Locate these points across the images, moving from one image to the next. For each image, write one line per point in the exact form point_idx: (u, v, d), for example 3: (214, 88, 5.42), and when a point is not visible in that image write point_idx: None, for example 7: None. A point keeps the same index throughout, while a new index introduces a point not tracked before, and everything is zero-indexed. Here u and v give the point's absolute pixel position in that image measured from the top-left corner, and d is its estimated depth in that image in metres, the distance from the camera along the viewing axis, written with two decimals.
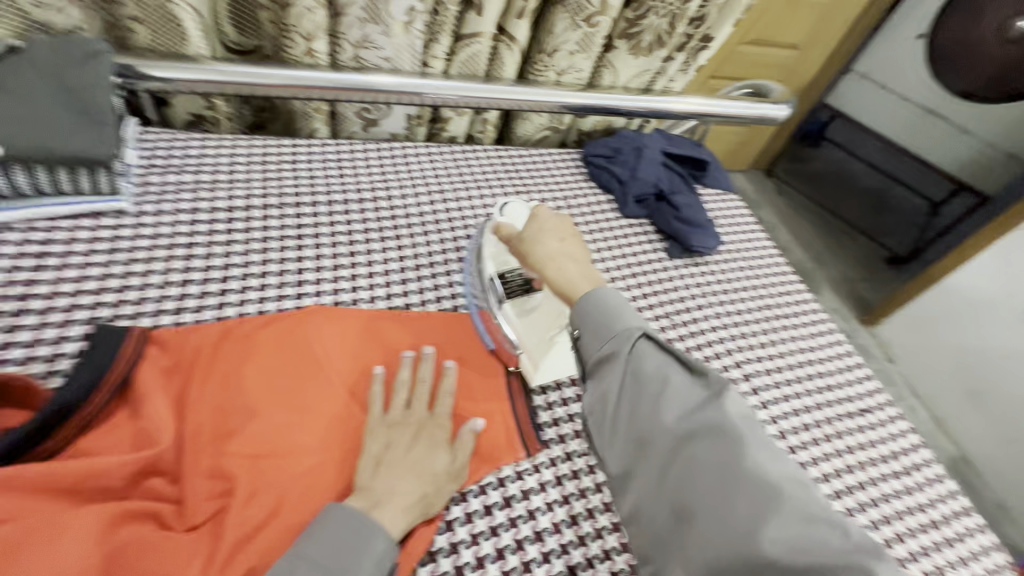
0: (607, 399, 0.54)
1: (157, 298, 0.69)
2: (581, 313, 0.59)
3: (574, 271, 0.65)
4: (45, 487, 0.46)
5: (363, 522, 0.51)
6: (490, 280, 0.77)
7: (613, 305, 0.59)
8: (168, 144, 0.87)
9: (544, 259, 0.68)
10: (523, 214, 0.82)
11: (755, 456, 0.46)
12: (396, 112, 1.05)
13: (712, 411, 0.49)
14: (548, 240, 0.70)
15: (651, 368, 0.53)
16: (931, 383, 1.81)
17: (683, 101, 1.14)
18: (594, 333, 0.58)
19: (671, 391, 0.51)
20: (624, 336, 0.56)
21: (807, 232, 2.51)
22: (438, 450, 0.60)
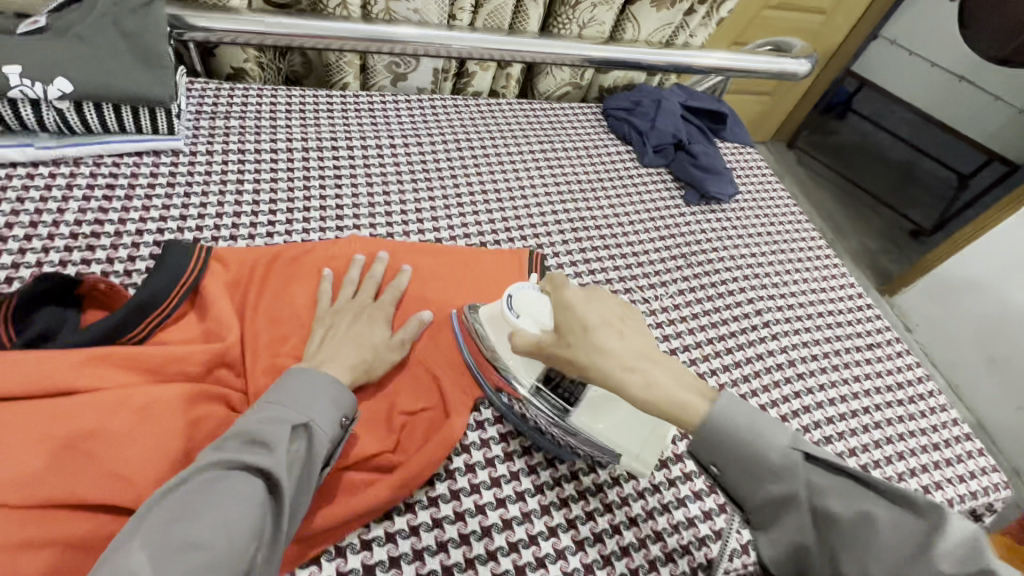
0: (773, 528, 0.49)
1: (214, 228, 0.75)
2: (714, 447, 0.50)
3: (659, 369, 0.53)
4: (136, 367, 0.53)
5: (316, 375, 0.55)
6: (536, 398, 0.61)
7: (752, 419, 0.49)
8: (215, 93, 0.93)
9: (619, 369, 0.52)
10: (536, 294, 0.62)
11: (882, 517, 0.44)
12: (423, 65, 1.09)
13: (812, 473, 0.48)
14: (604, 336, 0.54)
15: (744, 426, 0.49)
16: (948, 347, 1.81)
17: (703, 55, 1.16)
18: (732, 452, 0.50)
19: (756, 461, 0.49)
20: (783, 463, 0.48)
21: (827, 202, 2.50)
22: (379, 326, 0.65)
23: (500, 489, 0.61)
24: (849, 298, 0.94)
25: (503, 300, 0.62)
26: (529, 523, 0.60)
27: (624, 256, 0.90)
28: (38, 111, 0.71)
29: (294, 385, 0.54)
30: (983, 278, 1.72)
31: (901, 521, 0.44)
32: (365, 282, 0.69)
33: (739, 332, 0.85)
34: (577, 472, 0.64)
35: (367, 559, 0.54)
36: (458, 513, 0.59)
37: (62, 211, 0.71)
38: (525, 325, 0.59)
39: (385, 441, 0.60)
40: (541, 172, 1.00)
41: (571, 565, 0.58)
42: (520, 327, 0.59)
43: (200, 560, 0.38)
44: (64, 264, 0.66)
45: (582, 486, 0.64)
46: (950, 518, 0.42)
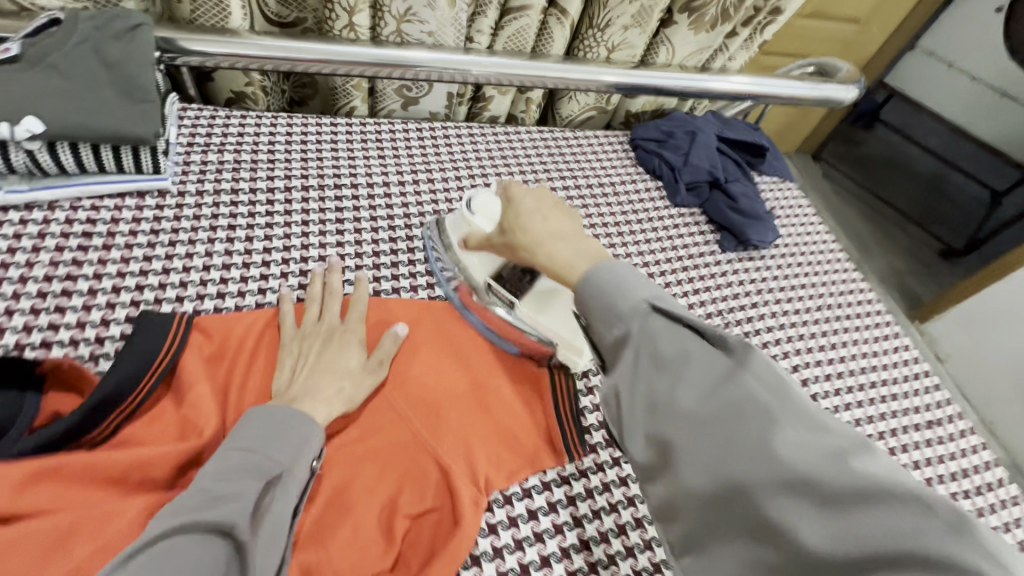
0: (634, 397, 0.44)
1: (199, 283, 0.68)
2: (585, 297, 0.48)
3: (566, 248, 0.56)
4: (93, 476, 0.46)
5: (283, 408, 0.52)
6: (487, 290, 0.70)
7: (613, 279, 0.48)
8: (207, 121, 0.85)
9: (533, 246, 0.59)
10: (492, 198, 0.72)
11: (698, 357, 0.42)
12: (436, 90, 1.01)
13: (653, 321, 0.44)
14: (529, 220, 0.62)
15: (608, 284, 0.47)
16: (981, 382, 1.69)
17: (741, 81, 1.06)
18: (593, 300, 0.48)
19: (609, 305, 0.46)
20: (630, 313, 0.45)
21: (854, 220, 2.37)
22: (351, 352, 0.62)
23: None
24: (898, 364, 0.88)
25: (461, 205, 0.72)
26: None
27: None
28: (5, 153, 0.63)
29: (257, 419, 0.50)
30: None
31: (716, 362, 0.42)
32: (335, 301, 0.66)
33: None
34: None
35: None
36: None
37: (30, 264, 0.63)
38: (478, 221, 0.70)
39: (383, 556, 0.52)
40: None
41: None
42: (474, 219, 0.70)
43: None
44: (28, 330, 0.59)
45: None
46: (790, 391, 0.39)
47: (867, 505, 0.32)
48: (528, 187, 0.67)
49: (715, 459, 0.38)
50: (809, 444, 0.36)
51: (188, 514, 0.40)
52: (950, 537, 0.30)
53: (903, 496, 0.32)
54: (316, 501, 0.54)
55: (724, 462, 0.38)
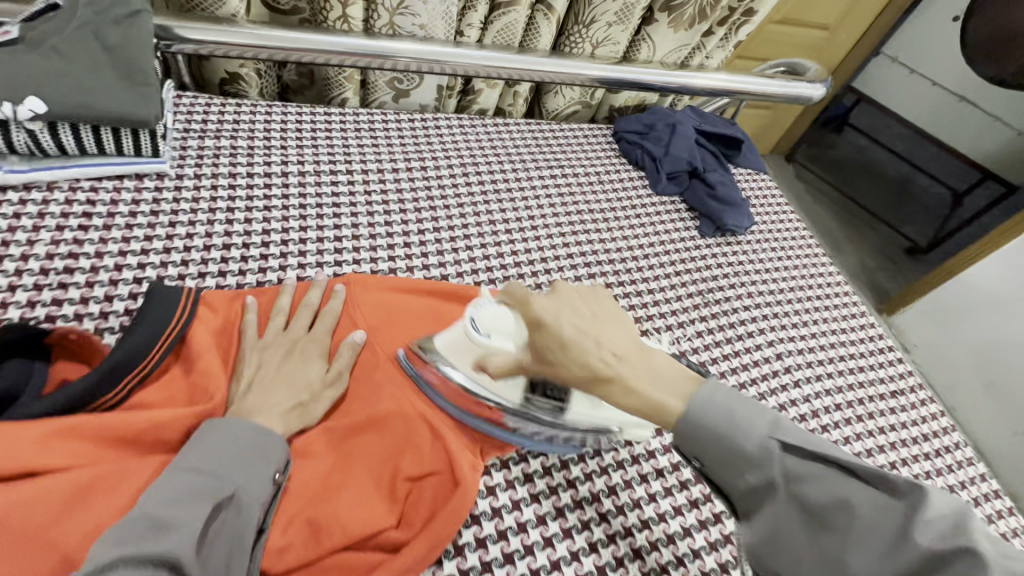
0: (752, 516, 0.44)
1: (200, 262, 0.69)
2: (695, 439, 0.46)
3: (643, 377, 0.50)
4: (107, 436, 0.47)
5: (239, 423, 0.50)
6: (530, 405, 0.59)
7: (725, 421, 0.45)
8: (204, 109, 0.86)
9: (594, 378, 0.51)
10: (498, 307, 0.61)
11: (858, 499, 0.41)
12: (426, 82, 1.04)
13: (788, 458, 0.43)
14: (580, 344, 0.51)
15: (720, 415, 0.46)
16: (946, 369, 1.78)
17: (718, 78, 1.12)
18: (709, 445, 0.45)
19: (732, 450, 0.44)
20: (761, 455, 0.44)
21: (825, 218, 2.47)
22: (311, 363, 0.60)
23: (513, 566, 0.56)
24: (868, 340, 0.91)
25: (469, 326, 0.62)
26: None
27: (639, 294, 0.86)
28: (6, 132, 0.65)
29: (209, 436, 0.48)
30: (987, 303, 1.70)
31: (875, 501, 0.40)
32: (304, 309, 0.65)
33: (760, 377, 0.81)
34: (597, 543, 0.59)
35: None
36: None
37: (32, 242, 0.64)
38: (497, 344, 0.60)
39: (387, 515, 0.54)
40: (552, 200, 0.95)
41: None
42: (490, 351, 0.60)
43: None
44: (31, 305, 0.60)
45: (601, 559, 0.58)
46: (931, 500, 0.38)
47: (910, 538, 0.37)
48: (555, 294, 0.56)
49: (825, 555, 0.40)
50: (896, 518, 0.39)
51: (133, 542, 0.38)
52: (958, 532, 0.36)
53: (901, 510, 0.39)
54: (314, 463, 0.56)
55: (824, 549, 0.41)
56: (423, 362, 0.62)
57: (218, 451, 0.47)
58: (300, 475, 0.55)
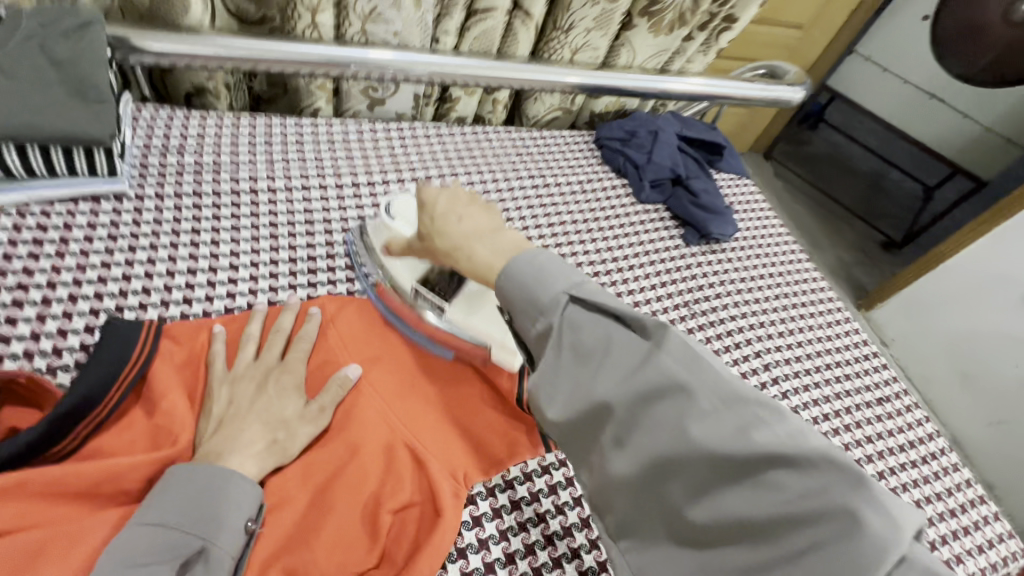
0: (546, 376, 0.44)
1: (162, 289, 0.65)
2: (504, 289, 0.47)
3: (490, 244, 0.53)
4: (59, 493, 0.43)
5: (205, 469, 0.48)
6: (418, 295, 0.66)
7: (526, 267, 0.47)
8: (166, 123, 0.82)
9: (453, 250, 0.56)
10: (412, 203, 0.72)
11: (624, 342, 0.42)
12: (403, 90, 1.01)
13: (577, 313, 0.44)
14: (445, 217, 0.59)
15: (529, 272, 0.46)
16: (925, 364, 1.81)
17: (699, 82, 1.11)
18: (514, 295, 0.47)
19: (532, 299, 0.45)
20: (551, 303, 0.44)
21: (804, 216, 2.50)
22: (288, 398, 0.57)
23: None
24: (854, 345, 0.91)
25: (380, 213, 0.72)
26: None
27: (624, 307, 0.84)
28: None
29: (174, 485, 0.46)
30: (959, 297, 1.72)
31: (638, 344, 0.41)
32: (281, 336, 0.61)
33: None
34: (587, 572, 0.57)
35: None
36: None
37: None
38: (398, 227, 0.70)
39: (365, 558, 0.51)
40: (534, 211, 0.92)
41: None
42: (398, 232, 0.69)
43: None
44: None
45: None
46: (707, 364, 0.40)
47: (778, 469, 0.34)
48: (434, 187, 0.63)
49: (610, 401, 0.41)
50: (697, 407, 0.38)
51: None
52: (850, 491, 0.32)
53: (771, 462, 0.34)
54: (288, 503, 0.52)
55: (650, 443, 0.39)
56: (406, 310, 0.66)
57: (164, 505, 0.45)
58: (274, 517, 0.51)
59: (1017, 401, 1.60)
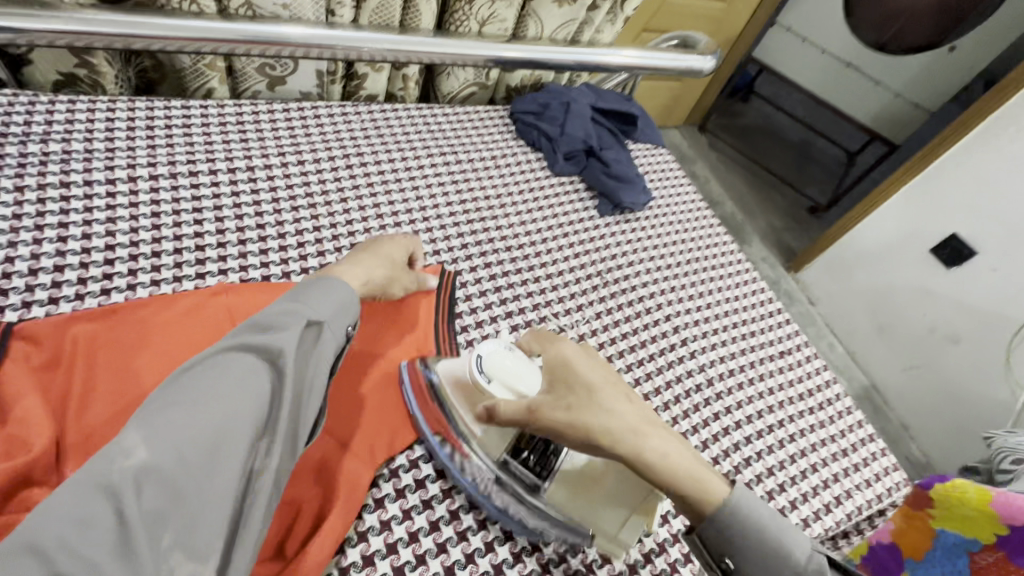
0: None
1: (23, 289, 0.60)
2: (734, 527, 0.49)
3: (659, 443, 0.52)
4: None
5: (335, 281, 0.57)
6: (507, 467, 0.59)
7: (761, 515, 0.50)
8: (25, 108, 0.74)
9: (610, 446, 0.51)
10: (509, 356, 0.57)
11: None
12: (304, 67, 0.96)
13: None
14: (609, 400, 0.53)
15: (769, 521, 0.50)
16: (845, 319, 1.93)
17: (610, 52, 1.11)
18: (760, 547, 0.49)
19: (782, 552, 0.48)
20: (810, 567, 0.48)
21: (736, 184, 2.59)
22: (392, 252, 0.68)
23: None
24: (760, 304, 0.95)
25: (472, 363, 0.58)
26: None
27: (536, 280, 0.84)
28: None
29: (309, 288, 0.56)
30: (875, 254, 1.82)
31: None
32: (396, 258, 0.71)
33: (658, 352, 0.82)
34: (493, 543, 0.57)
35: None
36: None
37: None
38: (497, 391, 0.56)
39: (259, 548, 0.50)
40: (445, 188, 0.91)
41: None
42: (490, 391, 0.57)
43: (212, 448, 0.41)
44: None
45: (498, 558, 0.57)
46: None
47: None
48: (566, 350, 0.57)
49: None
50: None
51: (240, 339, 0.49)
52: None
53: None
54: None
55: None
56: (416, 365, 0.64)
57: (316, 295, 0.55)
58: None
59: (923, 346, 1.73)
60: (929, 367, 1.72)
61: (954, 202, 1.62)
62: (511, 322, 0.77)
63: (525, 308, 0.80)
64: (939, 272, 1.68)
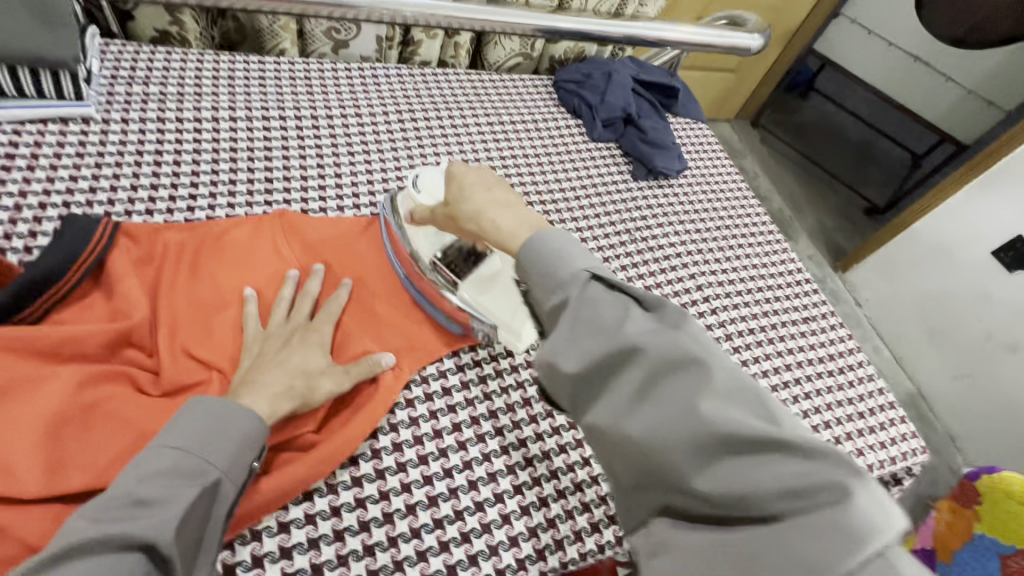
0: (549, 333, 0.44)
1: (127, 202, 0.71)
2: (528, 263, 0.47)
3: (502, 215, 0.55)
4: (26, 347, 0.50)
5: (238, 410, 0.49)
6: (437, 272, 0.67)
7: (552, 249, 0.47)
8: (131, 56, 0.86)
9: (472, 216, 0.57)
10: (439, 175, 0.67)
11: (654, 340, 0.40)
12: (365, 31, 1.04)
13: (601, 294, 0.44)
14: (470, 193, 0.59)
15: (553, 250, 0.47)
16: (895, 322, 1.82)
17: (657, 27, 1.14)
18: (536, 271, 0.47)
19: (550, 271, 0.46)
20: (569, 279, 0.44)
21: (787, 179, 2.53)
22: (314, 352, 0.58)
23: (427, 466, 0.59)
24: (789, 273, 0.97)
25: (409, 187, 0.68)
26: (457, 499, 0.58)
27: (568, 232, 0.89)
28: None
29: (194, 414, 0.48)
30: (928, 257, 1.72)
31: (666, 338, 0.40)
32: (300, 301, 0.63)
33: (679, 306, 0.85)
34: (508, 447, 0.63)
35: (284, 543, 0.51)
36: (382, 492, 0.57)
37: None
38: (422, 198, 0.66)
39: (308, 419, 0.57)
40: (488, 144, 0.97)
41: (498, 540, 0.57)
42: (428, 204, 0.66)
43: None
44: None
45: (511, 460, 0.62)
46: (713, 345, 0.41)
47: (788, 476, 0.33)
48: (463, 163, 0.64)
49: (587, 351, 0.42)
50: (704, 383, 0.38)
51: None
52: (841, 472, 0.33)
53: (774, 448, 0.34)
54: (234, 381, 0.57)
55: (617, 393, 0.41)
56: (396, 239, 0.71)
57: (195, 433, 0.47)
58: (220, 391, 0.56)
59: (979, 353, 1.62)
60: (982, 376, 1.61)
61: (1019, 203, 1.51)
62: None
63: None
64: (1000, 277, 1.56)
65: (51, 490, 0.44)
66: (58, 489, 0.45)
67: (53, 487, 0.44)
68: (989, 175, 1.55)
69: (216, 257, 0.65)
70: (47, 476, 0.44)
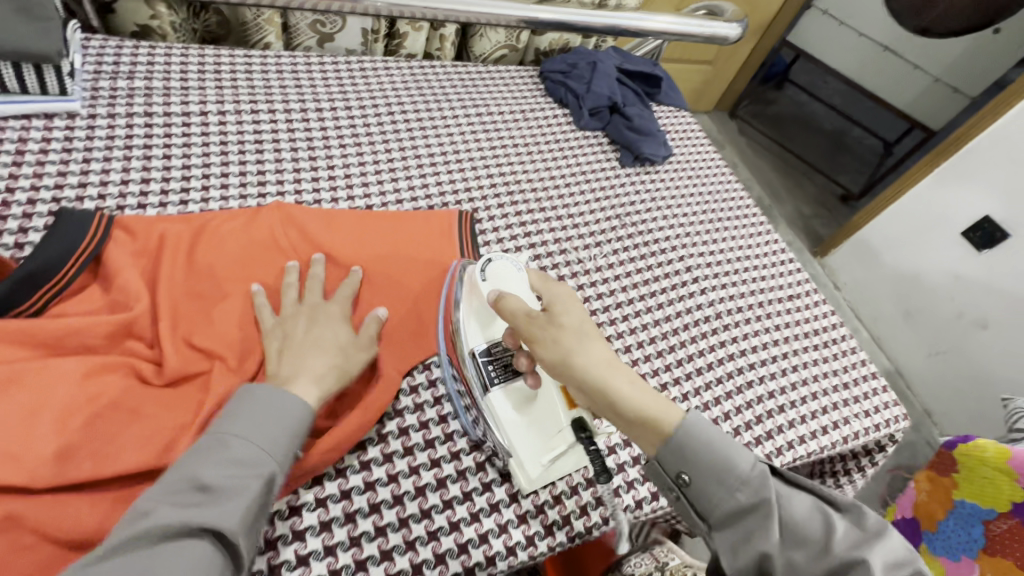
0: (731, 540, 0.48)
1: (118, 197, 0.70)
2: (687, 454, 0.50)
3: (629, 388, 0.52)
4: (29, 340, 0.50)
5: (286, 398, 0.51)
6: (477, 367, 0.61)
7: (715, 440, 0.50)
8: (114, 50, 0.85)
9: (582, 381, 0.53)
10: (516, 270, 0.63)
11: (858, 545, 0.44)
12: (351, 24, 1.04)
13: (785, 492, 0.48)
14: (587, 345, 0.54)
15: (706, 444, 0.50)
16: (872, 303, 1.88)
17: (639, 16, 1.15)
18: (701, 463, 0.50)
19: (724, 469, 0.49)
20: (756, 478, 0.48)
21: (766, 168, 2.58)
22: (339, 328, 0.61)
23: (434, 450, 0.61)
24: (775, 254, 1.00)
25: (475, 275, 0.63)
26: (465, 480, 0.59)
27: (560, 219, 0.91)
28: None
29: (261, 401, 0.50)
30: (901, 239, 1.77)
31: (852, 533, 0.45)
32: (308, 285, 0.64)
33: (671, 288, 0.88)
34: None
35: (296, 526, 0.52)
36: (391, 476, 0.58)
37: None
38: (487, 290, 0.62)
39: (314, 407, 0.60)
40: (477, 134, 0.98)
41: (507, 518, 0.58)
42: (486, 293, 0.61)
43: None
44: None
45: None
46: (887, 532, 0.44)
47: None
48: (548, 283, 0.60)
49: (790, 559, 0.45)
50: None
51: None
52: None
53: None
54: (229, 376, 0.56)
55: None
56: (450, 306, 0.66)
57: (258, 418, 0.49)
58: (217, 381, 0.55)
59: (951, 329, 1.68)
60: (955, 350, 1.68)
61: (985, 184, 1.57)
62: (534, 253, 0.85)
63: (547, 240, 0.87)
64: (970, 256, 1.61)
65: (63, 478, 0.45)
66: (69, 477, 0.45)
67: (64, 475, 0.45)
68: (956, 159, 1.60)
69: (212, 248, 0.64)
70: (58, 464, 0.45)
